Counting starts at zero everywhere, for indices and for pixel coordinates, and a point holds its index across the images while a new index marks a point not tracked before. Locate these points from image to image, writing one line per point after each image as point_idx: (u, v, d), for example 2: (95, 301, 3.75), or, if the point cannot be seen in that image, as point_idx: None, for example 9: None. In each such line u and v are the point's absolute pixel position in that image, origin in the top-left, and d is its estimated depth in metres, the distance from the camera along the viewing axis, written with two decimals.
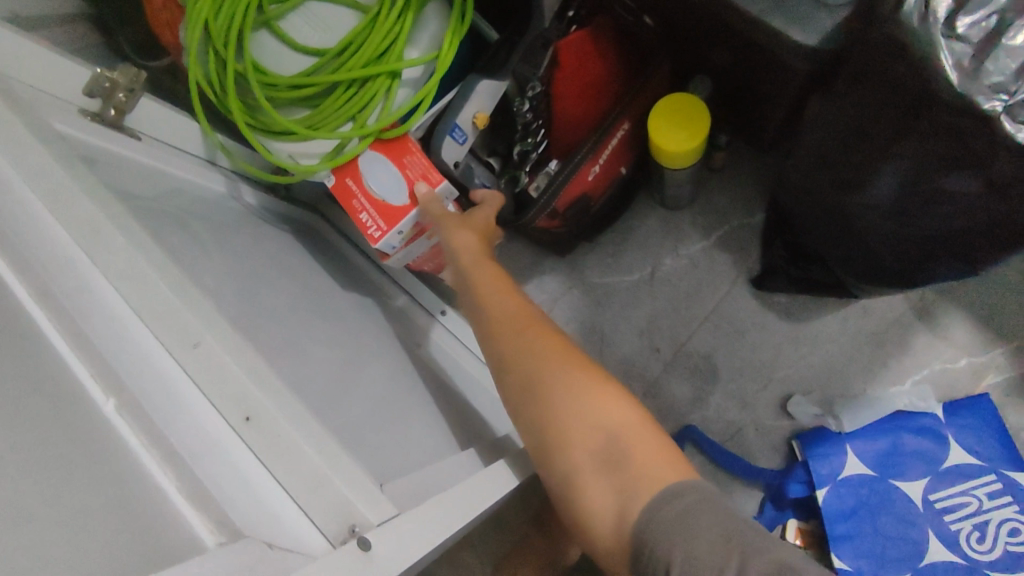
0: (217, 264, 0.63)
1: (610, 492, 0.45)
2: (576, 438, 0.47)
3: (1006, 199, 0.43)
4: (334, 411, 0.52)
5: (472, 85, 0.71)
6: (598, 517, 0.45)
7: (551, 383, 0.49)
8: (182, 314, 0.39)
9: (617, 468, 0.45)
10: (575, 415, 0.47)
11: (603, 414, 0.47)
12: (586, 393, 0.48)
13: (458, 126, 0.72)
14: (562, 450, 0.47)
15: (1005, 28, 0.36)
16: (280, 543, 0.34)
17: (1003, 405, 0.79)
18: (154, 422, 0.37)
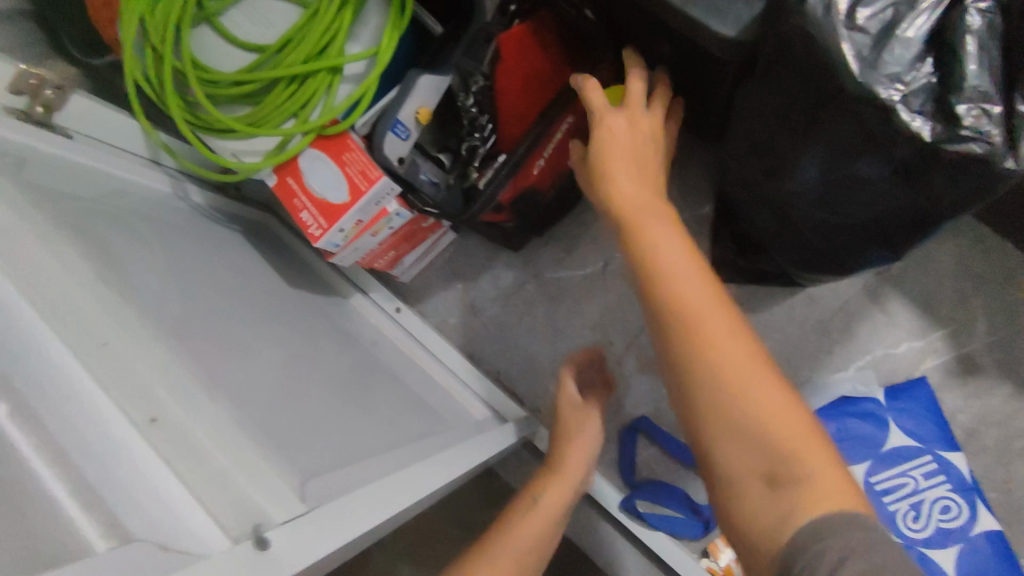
0: (159, 267, 0.63)
1: (769, 501, 0.38)
2: (749, 414, 0.38)
3: (914, 184, 0.44)
4: (272, 410, 0.52)
5: (413, 80, 0.69)
6: (754, 521, 0.38)
7: (723, 361, 0.39)
8: (92, 318, 0.41)
9: (783, 480, 0.37)
10: (765, 408, 0.38)
11: (779, 412, 0.38)
12: (762, 378, 0.39)
13: (400, 121, 0.71)
14: (726, 437, 0.39)
15: (898, 21, 0.39)
16: (175, 543, 0.34)
17: (942, 389, 0.81)
18: (48, 424, 0.36)
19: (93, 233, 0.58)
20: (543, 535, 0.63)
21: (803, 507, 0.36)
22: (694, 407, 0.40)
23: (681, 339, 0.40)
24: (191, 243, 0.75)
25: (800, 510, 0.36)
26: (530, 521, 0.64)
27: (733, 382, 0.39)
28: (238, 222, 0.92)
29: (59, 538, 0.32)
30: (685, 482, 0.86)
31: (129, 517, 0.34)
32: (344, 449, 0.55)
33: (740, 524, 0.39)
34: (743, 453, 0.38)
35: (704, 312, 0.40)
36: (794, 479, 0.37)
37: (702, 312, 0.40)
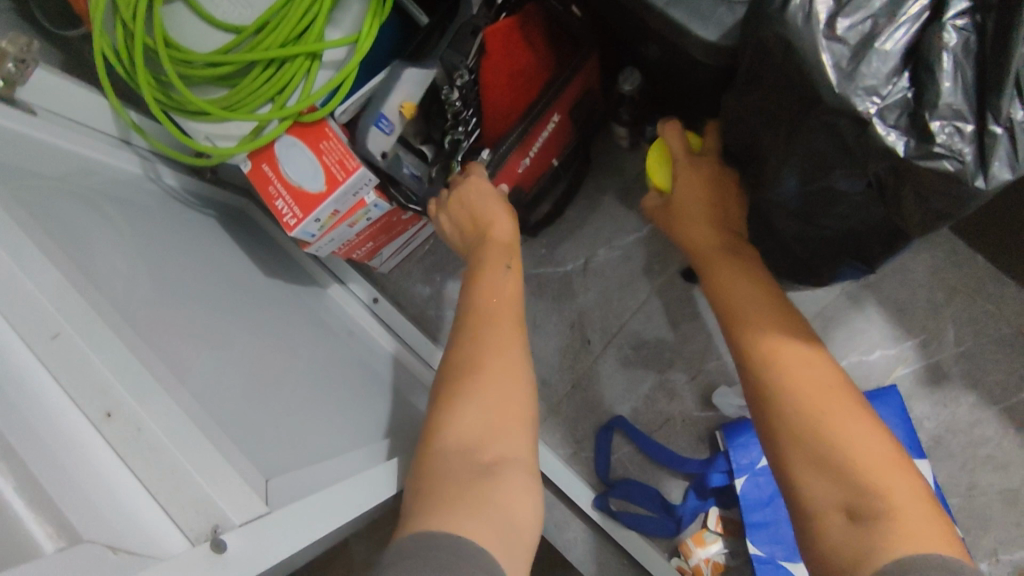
0: (125, 248, 0.62)
1: (851, 535, 0.44)
2: (847, 452, 0.46)
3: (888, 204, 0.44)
4: (243, 404, 0.52)
5: (397, 73, 0.68)
6: (832, 548, 0.44)
7: (827, 412, 0.48)
8: (43, 305, 0.39)
9: (863, 511, 0.44)
10: (861, 452, 0.46)
11: (877, 460, 0.46)
12: (863, 432, 0.47)
13: (384, 115, 0.69)
14: (821, 470, 0.47)
15: (876, 34, 0.39)
16: (126, 545, 0.33)
17: (912, 396, 0.82)
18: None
19: (53, 213, 0.56)
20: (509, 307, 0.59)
21: (890, 538, 0.41)
22: (780, 447, 0.50)
23: (783, 392, 0.50)
24: (161, 227, 0.73)
25: (886, 541, 0.41)
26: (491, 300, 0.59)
27: (840, 430, 0.47)
28: (214, 206, 0.90)
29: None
30: (659, 481, 0.87)
31: (79, 517, 0.33)
32: (313, 447, 0.54)
33: (826, 560, 0.45)
34: (827, 483, 0.46)
35: (800, 373, 0.51)
36: (879, 511, 0.43)
37: (799, 374, 0.51)
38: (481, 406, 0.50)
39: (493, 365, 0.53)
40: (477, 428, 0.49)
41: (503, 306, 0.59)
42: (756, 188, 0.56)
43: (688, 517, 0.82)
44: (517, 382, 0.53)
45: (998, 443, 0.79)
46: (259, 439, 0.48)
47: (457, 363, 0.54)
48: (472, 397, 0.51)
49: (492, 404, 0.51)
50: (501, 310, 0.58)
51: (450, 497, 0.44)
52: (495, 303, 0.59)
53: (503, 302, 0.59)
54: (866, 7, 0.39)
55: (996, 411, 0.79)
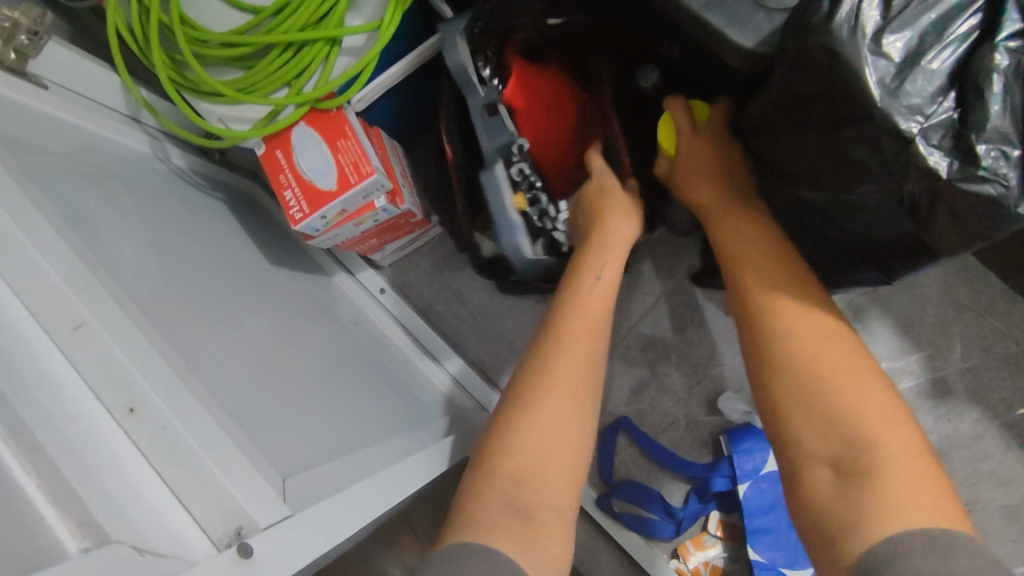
0: (136, 232, 0.60)
1: (842, 497, 0.43)
2: (846, 411, 0.45)
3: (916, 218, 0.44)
4: (255, 397, 0.51)
5: (490, 181, 0.69)
6: (824, 510, 0.44)
7: (837, 378, 0.46)
8: (61, 292, 0.38)
9: (856, 471, 0.43)
10: (863, 412, 0.44)
11: (878, 419, 0.44)
12: (871, 396, 0.45)
13: (510, 223, 0.71)
14: (817, 430, 0.46)
15: (921, 52, 0.38)
16: (151, 546, 0.32)
17: (917, 409, 0.82)
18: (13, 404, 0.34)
19: (63, 193, 0.54)
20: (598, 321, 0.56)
21: (878, 501, 0.40)
22: (777, 401, 0.48)
23: (781, 350, 0.49)
24: (170, 210, 0.71)
25: (876, 507, 0.40)
26: (584, 305, 0.56)
27: (843, 393, 0.45)
28: (222, 189, 0.88)
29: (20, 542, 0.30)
30: (661, 484, 0.87)
31: (103, 513, 0.32)
32: (324, 442, 0.54)
33: (816, 518, 0.44)
34: (822, 442, 0.45)
35: (805, 328, 0.49)
36: (871, 472, 0.42)
37: (809, 337, 0.48)
38: (531, 435, 0.49)
39: (556, 391, 0.51)
40: (532, 458, 0.48)
41: (594, 314, 0.56)
42: (776, 177, 0.55)
43: (689, 520, 0.82)
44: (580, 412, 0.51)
45: (999, 459, 0.79)
46: (272, 434, 0.48)
47: (524, 378, 0.53)
48: (526, 416, 0.50)
49: (553, 422, 0.50)
50: (581, 329, 0.54)
51: (491, 524, 0.45)
52: (582, 312, 0.55)
53: (589, 320, 0.55)
54: (915, 23, 0.38)
55: (998, 427, 0.80)
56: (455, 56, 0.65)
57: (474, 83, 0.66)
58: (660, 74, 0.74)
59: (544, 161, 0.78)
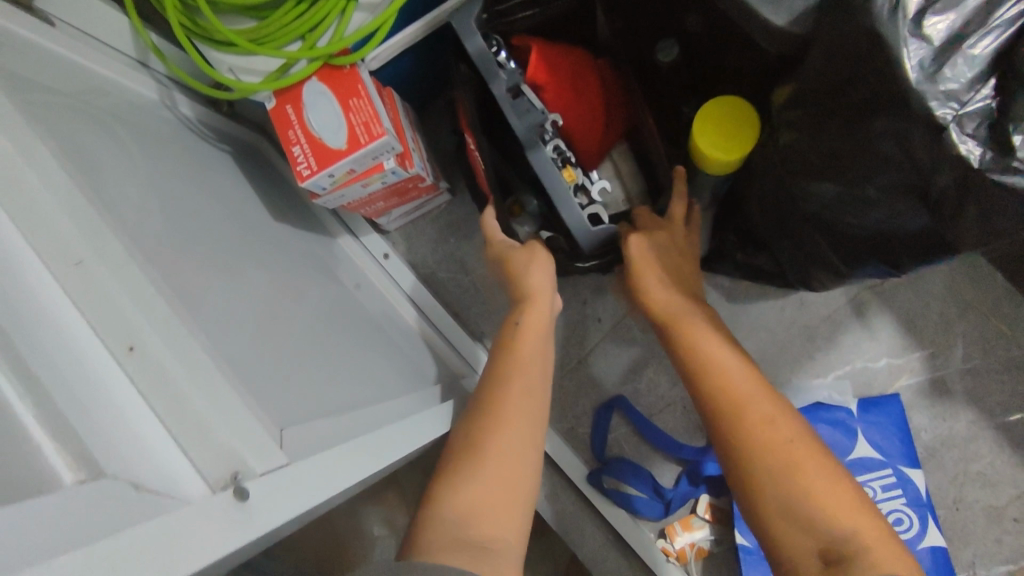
0: (138, 177, 0.58)
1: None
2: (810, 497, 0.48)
3: (929, 214, 0.45)
4: (255, 350, 0.51)
5: (537, 157, 0.67)
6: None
7: (792, 462, 0.49)
8: (61, 228, 0.37)
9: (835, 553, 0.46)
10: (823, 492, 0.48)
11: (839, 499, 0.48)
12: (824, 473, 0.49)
13: (563, 200, 0.68)
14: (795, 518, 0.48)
15: (963, 37, 0.37)
16: (149, 485, 0.31)
17: (912, 407, 0.82)
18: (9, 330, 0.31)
19: (68, 131, 0.53)
20: (535, 365, 0.60)
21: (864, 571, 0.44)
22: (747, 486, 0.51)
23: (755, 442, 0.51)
24: (175, 158, 0.70)
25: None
26: (518, 376, 0.58)
27: (799, 475, 0.49)
28: (228, 141, 0.87)
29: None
30: (652, 463, 0.88)
31: (102, 450, 0.31)
32: (322, 397, 0.54)
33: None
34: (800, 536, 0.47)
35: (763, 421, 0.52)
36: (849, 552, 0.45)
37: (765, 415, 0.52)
38: (487, 478, 0.50)
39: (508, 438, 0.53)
40: (484, 485, 0.50)
41: (529, 361, 0.60)
42: (788, 169, 0.56)
43: (678, 501, 0.83)
44: (524, 462, 0.53)
45: (991, 462, 0.79)
46: (271, 389, 0.47)
47: (473, 420, 0.55)
48: (469, 467, 0.51)
49: (508, 461, 0.52)
50: (529, 358, 0.60)
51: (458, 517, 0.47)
52: (516, 399, 0.56)
53: (535, 350, 0.61)
54: (961, 5, 0.37)
55: (993, 430, 0.80)
56: (473, 42, 0.67)
57: (495, 67, 0.67)
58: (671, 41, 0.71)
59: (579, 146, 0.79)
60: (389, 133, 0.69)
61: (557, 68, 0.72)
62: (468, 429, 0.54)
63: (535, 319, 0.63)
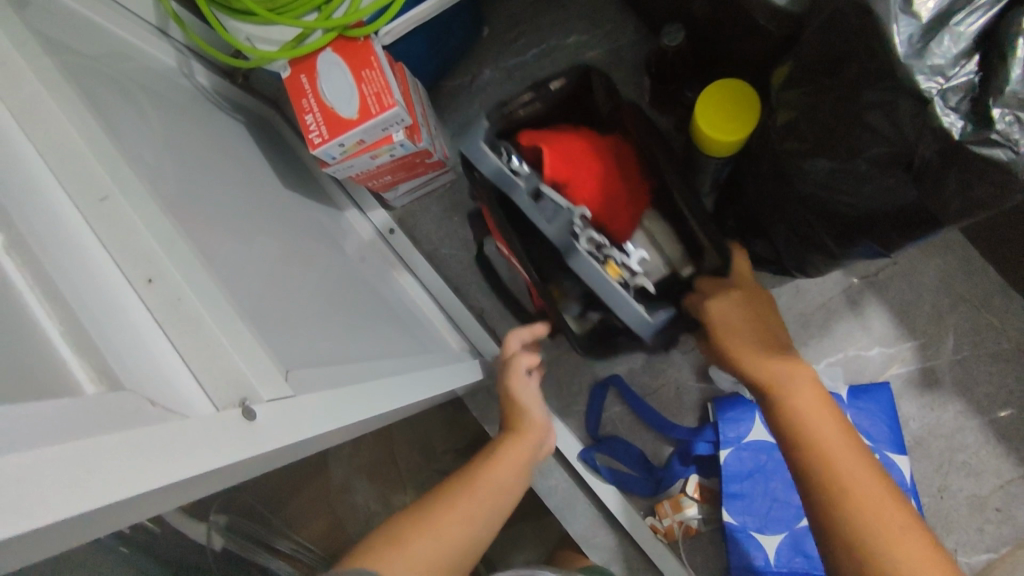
0: (156, 132, 0.60)
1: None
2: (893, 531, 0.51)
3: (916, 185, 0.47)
4: (264, 300, 0.53)
5: (581, 266, 0.67)
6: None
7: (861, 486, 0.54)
8: (89, 164, 0.39)
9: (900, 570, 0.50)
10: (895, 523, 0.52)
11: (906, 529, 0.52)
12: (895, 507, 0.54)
13: (617, 298, 0.68)
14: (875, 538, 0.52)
15: (951, 14, 0.39)
16: (164, 400, 0.34)
17: (901, 395, 0.84)
18: (36, 253, 0.33)
19: (94, 84, 0.55)
20: (506, 487, 0.63)
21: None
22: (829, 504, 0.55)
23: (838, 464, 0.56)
24: (192, 122, 0.72)
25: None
26: (484, 487, 0.61)
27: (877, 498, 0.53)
28: (242, 112, 0.89)
29: (26, 373, 0.30)
30: (644, 442, 0.89)
31: (121, 367, 0.33)
32: (328, 350, 0.56)
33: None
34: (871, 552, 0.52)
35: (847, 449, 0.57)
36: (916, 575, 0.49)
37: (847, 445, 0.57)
38: (395, 568, 0.50)
39: (436, 536, 0.54)
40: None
41: (502, 481, 0.63)
42: (783, 151, 0.58)
43: (669, 480, 0.85)
44: (440, 566, 0.53)
45: (976, 451, 0.81)
46: (278, 334, 0.49)
47: (414, 513, 0.57)
48: (389, 552, 0.52)
49: (423, 560, 0.52)
50: (503, 472, 0.64)
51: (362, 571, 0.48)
52: (478, 507, 0.59)
53: (510, 471, 0.65)
54: None
55: (980, 421, 0.81)
56: (487, 162, 0.68)
57: (511, 177, 0.68)
58: (678, 29, 0.74)
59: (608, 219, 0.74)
60: (399, 105, 0.71)
61: (567, 156, 0.71)
62: (409, 517, 0.56)
63: (515, 452, 0.67)
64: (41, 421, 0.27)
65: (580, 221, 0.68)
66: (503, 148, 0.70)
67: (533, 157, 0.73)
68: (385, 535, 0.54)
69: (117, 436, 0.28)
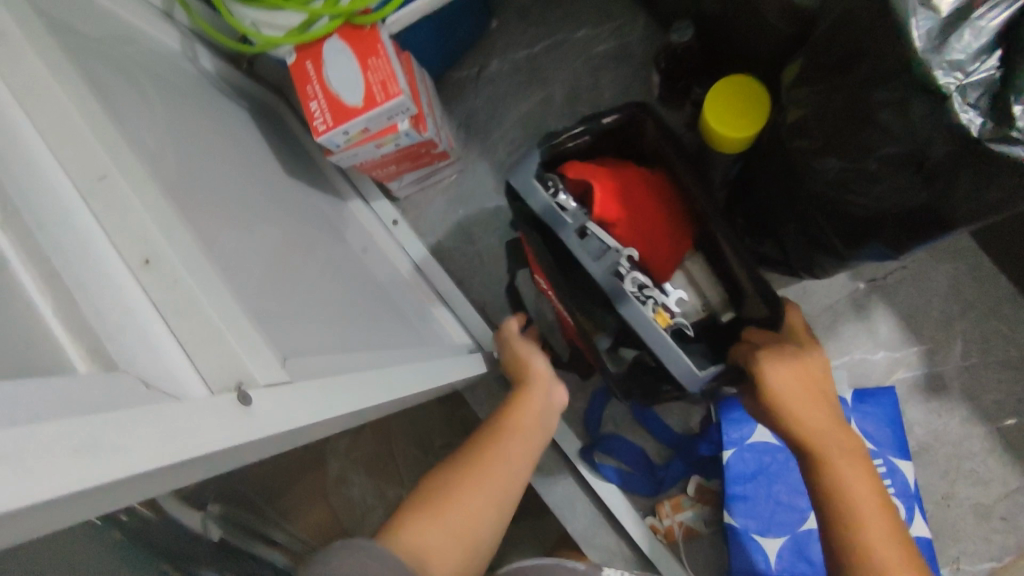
0: (159, 116, 0.60)
1: None
2: None
3: (928, 186, 0.46)
4: (264, 287, 0.52)
5: (632, 311, 0.67)
6: None
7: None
8: (87, 141, 0.38)
9: None
10: None
11: None
12: None
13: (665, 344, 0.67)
14: None
15: (972, 8, 0.38)
16: (158, 381, 0.33)
17: (907, 400, 0.83)
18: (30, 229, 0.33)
19: (97, 65, 0.54)
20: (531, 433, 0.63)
21: None
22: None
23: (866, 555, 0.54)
24: (196, 107, 0.71)
25: None
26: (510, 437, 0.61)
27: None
28: (246, 98, 0.88)
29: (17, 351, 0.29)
30: (645, 442, 0.88)
31: (114, 346, 0.32)
32: (328, 340, 0.55)
33: None
34: None
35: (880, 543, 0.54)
36: None
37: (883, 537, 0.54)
38: (437, 532, 0.51)
39: (472, 494, 0.54)
40: (432, 544, 0.50)
41: (525, 429, 0.63)
42: (793, 150, 0.57)
43: (670, 480, 0.85)
44: (481, 525, 0.54)
45: (981, 459, 0.80)
46: (276, 320, 0.48)
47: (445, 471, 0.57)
48: (429, 522, 0.52)
49: (465, 518, 0.53)
50: (524, 419, 0.64)
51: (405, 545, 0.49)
52: (506, 457, 0.59)
53: (532, 414, 0.65)
54: None
55: (986, 428, 0.80)
56: (534, 197, 0.69)
57: (559, 216, 0.68)
58: (691, 26, 0.72)
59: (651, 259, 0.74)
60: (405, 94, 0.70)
61: (614, 197, 0.71)
62: (444, 476, 0.56)
63: (535, 398, 0.67)
64: (40, 398, 0.27)
65: (625, 263, 0.68)
66: (551, 181, 0.71)
67: (580, 192, 0.73)
68: (422, 497, 0.54)
69: (117, 416, 0.28)
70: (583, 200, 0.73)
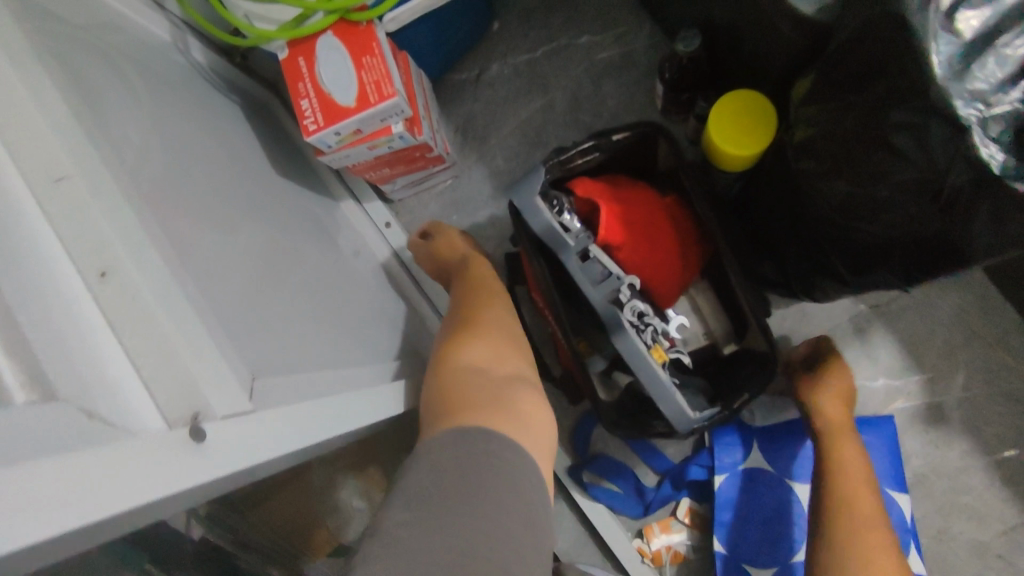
0: (142, 108, 0.57)
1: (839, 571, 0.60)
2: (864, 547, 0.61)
3: (943, 213, 0.44)
4: (239, 295, 0.49)
5: (629, 347, 0.65)
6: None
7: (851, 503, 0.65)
8: (47, 139, 0.35)
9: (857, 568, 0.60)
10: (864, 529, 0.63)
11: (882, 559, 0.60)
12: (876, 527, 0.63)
13: (659, 382, 0.65)
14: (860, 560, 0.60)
15: (998, 32, 0.35)
16: (105, 410, 0.30)
17: (905, 430, 0.80)
18: None
19: (76, 52, 0.51)
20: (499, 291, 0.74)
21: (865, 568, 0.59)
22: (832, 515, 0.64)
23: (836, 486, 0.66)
24: (183, 99, 0.68)
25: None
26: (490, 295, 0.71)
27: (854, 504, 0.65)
28: (237, 92, 0.85)
29: None
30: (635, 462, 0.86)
31: (60, 374, 0.29)
32: (304, 354, 0.52)
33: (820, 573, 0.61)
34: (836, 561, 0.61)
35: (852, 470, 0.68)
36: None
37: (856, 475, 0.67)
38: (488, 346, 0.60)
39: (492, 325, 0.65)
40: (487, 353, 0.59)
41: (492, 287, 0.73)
42: (797, 170, 0.55)
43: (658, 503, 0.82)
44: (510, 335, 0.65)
45: (981, 494, 0.78)
46: (247, 335, 0.46)
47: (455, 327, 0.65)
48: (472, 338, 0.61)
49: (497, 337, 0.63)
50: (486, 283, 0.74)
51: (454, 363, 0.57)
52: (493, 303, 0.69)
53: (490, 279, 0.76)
54: None
55: (985, 462, 0.78)
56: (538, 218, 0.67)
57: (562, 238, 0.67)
58: (698, 38, 0.70)
59: (656, 287, 0.71)
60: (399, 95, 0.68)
61: (622, 217, 0.69)
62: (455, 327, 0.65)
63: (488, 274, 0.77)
64: None
65: (627, 290, 0.67)
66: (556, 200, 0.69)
67: (587, 212, 0.71)
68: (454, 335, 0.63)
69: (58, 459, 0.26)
70: (589, 219, 0.71)
